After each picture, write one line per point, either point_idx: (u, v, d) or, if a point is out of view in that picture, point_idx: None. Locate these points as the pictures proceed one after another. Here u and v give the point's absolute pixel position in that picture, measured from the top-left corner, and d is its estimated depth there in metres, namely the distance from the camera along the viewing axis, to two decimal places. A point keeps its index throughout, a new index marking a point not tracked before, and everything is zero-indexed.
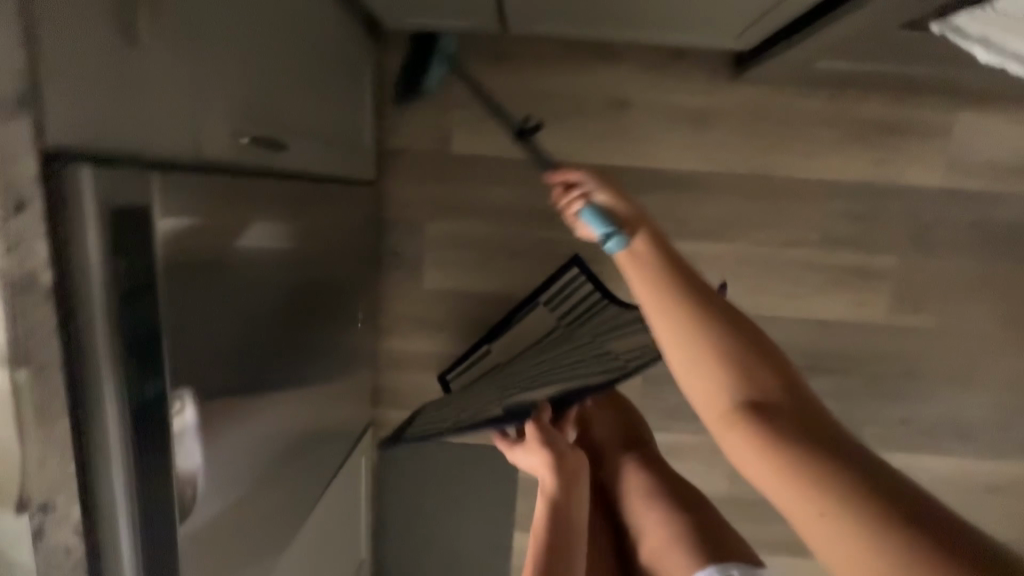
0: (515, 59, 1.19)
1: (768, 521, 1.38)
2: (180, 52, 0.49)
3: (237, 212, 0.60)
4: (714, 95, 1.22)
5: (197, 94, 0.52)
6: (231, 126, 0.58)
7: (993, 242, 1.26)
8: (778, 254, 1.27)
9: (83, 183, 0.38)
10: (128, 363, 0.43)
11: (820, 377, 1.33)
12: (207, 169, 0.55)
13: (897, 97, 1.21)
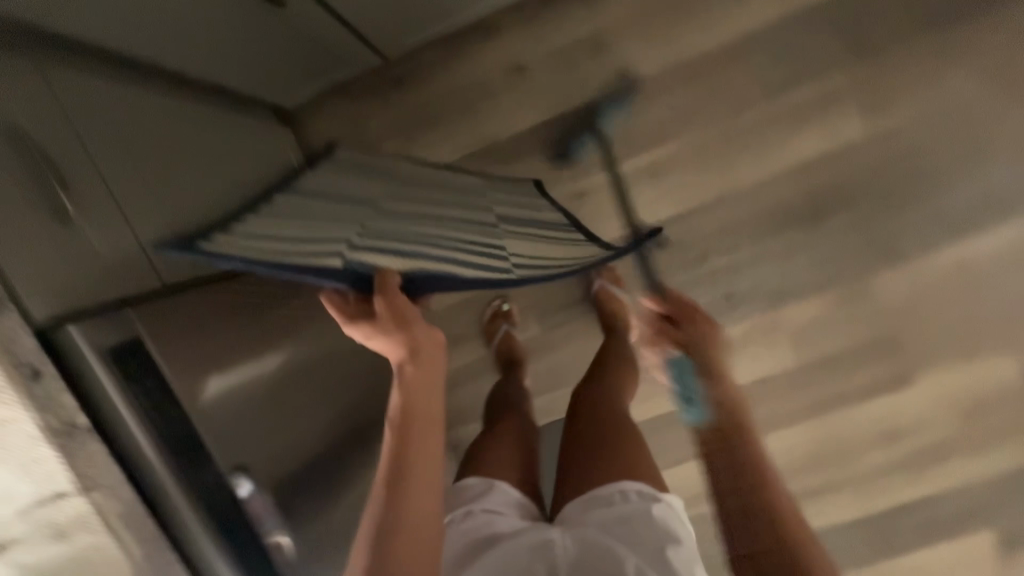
0: (413, 78, 1.27)
1: (847, 371, 1.37)
2: (110, 213, 0.62)
3: (220, 308, 0.71)
4: (597, 17, 1.25)
5: (140, 237, 0.65)
6: (181, 245, 0.70)
7: (942, 11, 1.21)
8: (731, 126, 1.28)
9: (78, 340, 0.54)
10: (173, 459, 0.59)
11: (832, 217, 1.30)
12: (176, 288, 0.67)
13: None
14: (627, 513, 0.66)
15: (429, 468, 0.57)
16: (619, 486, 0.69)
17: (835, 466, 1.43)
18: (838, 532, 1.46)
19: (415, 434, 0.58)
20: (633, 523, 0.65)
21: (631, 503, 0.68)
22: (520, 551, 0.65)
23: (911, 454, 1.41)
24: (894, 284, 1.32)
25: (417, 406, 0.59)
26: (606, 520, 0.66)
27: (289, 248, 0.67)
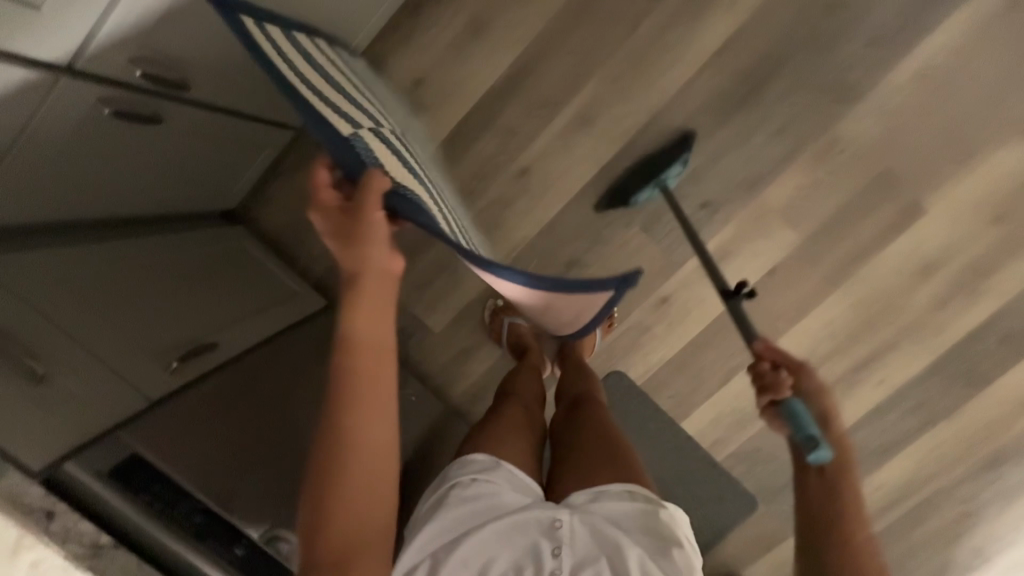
0: None
1: (853, 227, 1.32)
2: (81, 354, 0.69)
3: (203, 406, 0.79)
4: (468, 6, 1.30)
5: (117, 363, 0.72)
6: (159, 359, 0.77)
7: None
8: (635, 44, 1.27)
9: (76, 474, 0.63)
10: (207, 546, 0.68)
11: (769, 87, 1.27)
12: (156, 403, 0.76)
13: None
14: (635, 514, 0.78)
15: (380, 399, 0.57)
16: (630, 487, 0.81)
17: (886, 324, 1.38)
18: (914, 385, 1.41)
19: (365, 365, 0.57)
20: (636, 521, 0.78)
21: (639, 503, 0.79)
22: (530, 526, 0.76)
23: (956, 281, 1.34)
24: (863, 121, 1.27)
25: (368, 332, 0.58)
26: (614, 516, 0.78)
27: (324, 92, 0.66)
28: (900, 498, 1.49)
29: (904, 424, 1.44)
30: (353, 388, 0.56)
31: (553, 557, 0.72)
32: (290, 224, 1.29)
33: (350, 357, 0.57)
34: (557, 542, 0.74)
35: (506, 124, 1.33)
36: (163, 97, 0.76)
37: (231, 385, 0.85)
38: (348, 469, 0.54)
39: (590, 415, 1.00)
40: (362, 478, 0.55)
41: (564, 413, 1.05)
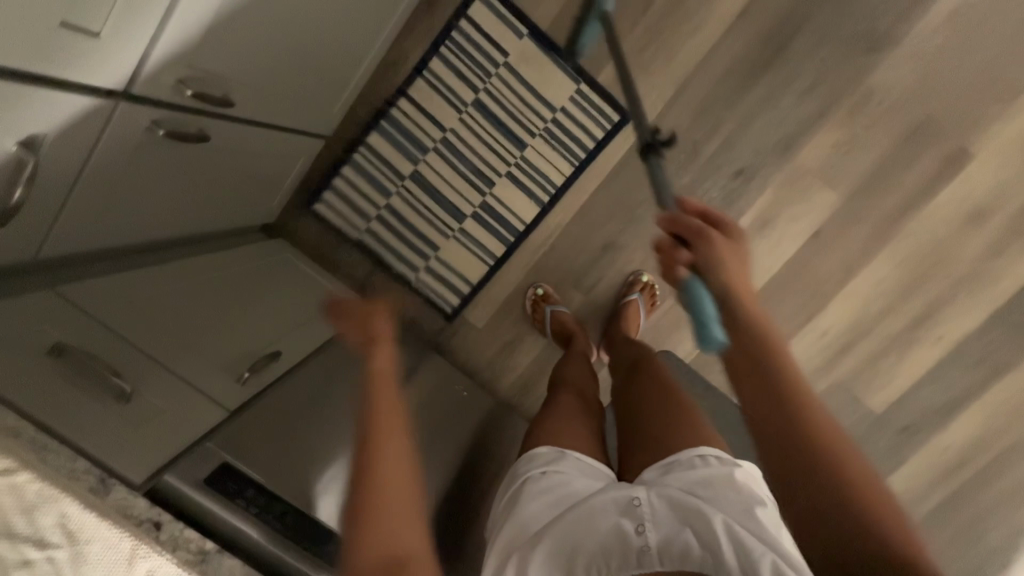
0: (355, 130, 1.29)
1: (898, 182, 1.27)
2: (164, 373, 0.71)
3: (278, 412, 0.80)
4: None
5: (196, 381, 0.74)
6: (230, 373, 0.79)
7: None
8: (658, 13, 1.20)
9: (176, 483, 0.64)
10: (305, 548, 0.67)
11: (797, 44, 1.22)
12: (232, 413, 0.76)
13: None
14: (711, 478, 0.75)
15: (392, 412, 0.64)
16: (698, 451, 0.79)
17: (941, 276, 1.33)
18: (976, 337, 1.37)
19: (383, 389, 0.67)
20: (716, 485, 0.75)
21: (712, 467, 0.77)
22: (608, 506, 0.76)
23: (1011, 224, 1.29)
24: (900, 68, 1.22)
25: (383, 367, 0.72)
26: (690, 484, 0.75)
27: (361, 213, 1.32)
28: (970, 451, 1.46)
29: (968, 377, 1.40)
30: (371, 403, 0.64)
31: (638, 535, 0.72)
32: (326, 235, 1.34)
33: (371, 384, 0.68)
34: (639, 520, 0.73)
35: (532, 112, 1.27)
36: (208, 113, 0.77)
37: (297, 391, 0.85)
38: (372, 463, 0.58)
39: (647, 379, 0.99)
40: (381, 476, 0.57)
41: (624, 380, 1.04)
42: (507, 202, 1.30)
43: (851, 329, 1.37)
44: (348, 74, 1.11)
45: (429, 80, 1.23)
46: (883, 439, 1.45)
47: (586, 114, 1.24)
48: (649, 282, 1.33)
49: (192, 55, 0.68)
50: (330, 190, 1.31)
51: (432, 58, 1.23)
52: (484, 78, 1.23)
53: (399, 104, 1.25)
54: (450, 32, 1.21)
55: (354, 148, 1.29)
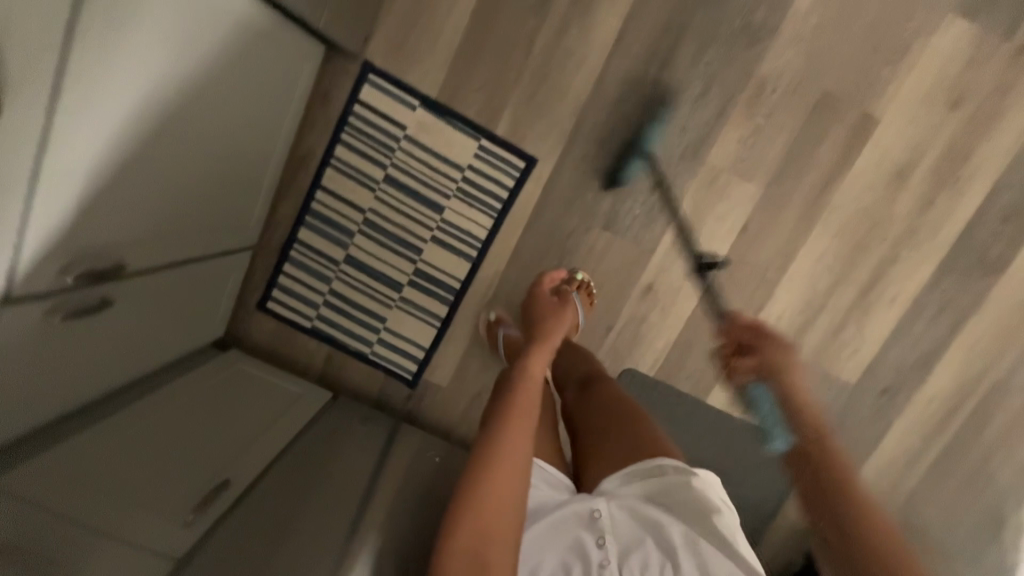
0: (279, 231, 1.33)
1: (811, 161, 1.28)
2: (111, 546, 0.76)
3: (230, 548, 0.84)
4: (397, 73, 1.23)
5: (139, 536, 0.79)
6: (175, 518, 0.84)
7: None
8: (540, 59, 1.23)
9: None
10: None
11: (681, 55, 1.22)
12: (185, 559, 0.79)
13: None
14: (669, 485, 0.78)
15: (522, 436, 0.75)
16: (658, 461, 0.82)
17: (881, 238, 1.32)
18: (933, 289, 1.35)
19: (520, 415, 0.77)
20: (670, 494, 0.78)
21: (667, 475, 0.79)
22: (570, 520, 0.78)
23: (936, 175, 1.28)
24: (787, 53, 1.23)
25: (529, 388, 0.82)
26: (646, 493, 0.79)
27: (303, 305, 1.36)
28: (960, 400, 1.43)
29: (935, 330, 1.37)
30: (516, 417, 0.76)
31: (598, 547, 0.74)
32: (276, 331, 1.38)
33: (510, 405, 0.78)
34: (599, 532, 0.75)
35: (442, 175, 1.28)
36: (110, 281, 0.81)
37: (244, 521, 0.90)
38: (493, 473, 0.70)
39: (614, 389, 1.02)
40: (490, 502, 0.69)
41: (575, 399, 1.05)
42: (440, 263, 1.33)
43: (803, 309, 1.37)
44: (250, 187, 1.14)
45: (338, 168, 1.28)
46: (865, 407, 1.43)
47: (491, 167, 1.28)
48: (585, 280, 1.28)
49: (73, 241, 0.71)
50: (277, 287, 1.34)
51: (334, 148, 1.27)
52: (388, 158, 1.27)
53: (315, 197, 1.30)
54: (345, 121, 1.25)
55: (287, 246, 1.32)
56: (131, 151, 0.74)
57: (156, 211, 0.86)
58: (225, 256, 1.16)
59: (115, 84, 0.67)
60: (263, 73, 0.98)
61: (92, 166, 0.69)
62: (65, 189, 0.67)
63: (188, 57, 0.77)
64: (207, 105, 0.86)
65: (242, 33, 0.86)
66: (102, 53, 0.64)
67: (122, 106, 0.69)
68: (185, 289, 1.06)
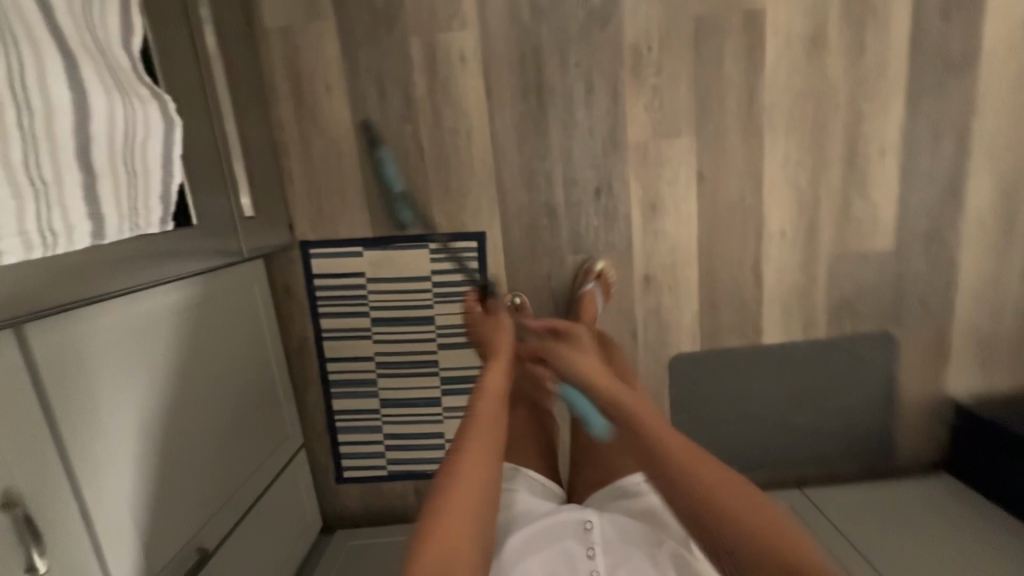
0: (317, 415, 1.43)
1: (725, 84, 1.22)
2: None
3: None
4: (330, 238, 1.31)
5: None
6: None
7: None
8: (436, 153, 1.26)
9: None
10: None
11: (551, 71, 1.21)
12: None
13: (264, 82, 1.22)
14: (652, 508, 0.90)
15: (487, 445, 0.80)
16: (639, 478, 0.94)
17: (836, 107, 1.24)
18: (916, 120, 1.25)
19: (480, 428, 0.82)
20: (654, 511, 0.89)
21: (652, 496, 0.91)
22: (565, 530, 0.87)
23: (851, 22, 1.20)
24: (641, 7, 1.19)
25: (492, 379, 0.91)
26: (633, 511, 0.90)
27: (370, 459, 1.45)
28: (1011, 200, 1.30)
29: (942, 156, 1.27)
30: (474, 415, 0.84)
31: (587, 557, 0.83)
32: (362, 494, 1.47)
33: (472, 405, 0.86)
34: (590, 543, 0.85)
35: (415, 293, 1.34)
36: (205, 563, 0.94)
37: None
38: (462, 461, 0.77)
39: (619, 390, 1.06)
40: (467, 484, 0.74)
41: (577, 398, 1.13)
42: (457, 364, 1.38)
43: (800, 213, 1.30)
44: (272, 402, 1.25)
45: (331, 338, 1.37)
46: (918, 262, 1.33)
47: (450, 262, 1.32)
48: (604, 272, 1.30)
49: (155, 564, 0.84)
50: (343, 457, 1.44)
51: (319, 324, 1.36)
52: (364, 307, 1.35)
53: (327, 371, 1.39)
54: (314, 298, 1.34)
55: (331, 421, 1.42)
56: (158, 470, 0.86)
57: (211, 488, 0.98)
58: (285, 466, 1.28)
59: (118, 443, 0.79)
60: (225, 323, 1.09)
61: (137, 503, 0.82)
62: (124, 539, 0.79)
63: (158, 373, 0.88)
64: (194, 387, 0.97)
65: (186, 315, 0.96)
66: (94, 431, 0.76)
67: (129, 452, 0.81)
68: (272, 519, 1.19)
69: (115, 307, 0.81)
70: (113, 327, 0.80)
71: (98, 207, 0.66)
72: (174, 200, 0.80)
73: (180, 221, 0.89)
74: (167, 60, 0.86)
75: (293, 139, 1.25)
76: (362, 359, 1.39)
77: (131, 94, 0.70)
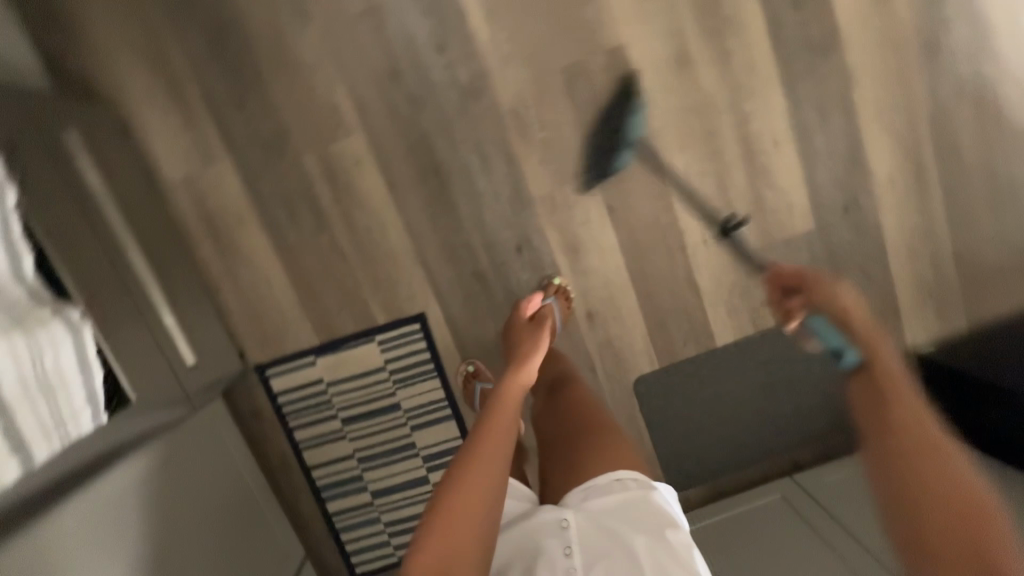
0: (316, 520, 1.46)
1: (609, 120, 1.27)
2: None
3: None
4: (283, 356, 1.36)
5: None
6: None
7: (245, 62, 1.21)
8: (358, 252, 1.31)
9: None
10: None
11: (444, 151, 1.27)
12: None
13: (183, 231, 1.28)
14: (631, 499, 0.79)
15: (497, 456, 0.74)
16: (616, 475, 0.83)
17: (719, 112, 1.28)
18: (798, 105, 1.29)
19: (496, 434, 0.77)
20: (631, 505, 0.79)
21: (629, 490, 0.80)
22: (539, 532, 0.79)
23: (710, 34, 1.25)
24: (509, 73, 1.24)
25: (510, 388, 0.85)
26: (610, 506, 0.79)
27: (376, 548, 1.47)
28: (913, 153, 1.33)
29: (834, 130, 1.31)
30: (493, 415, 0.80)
31: (564, 556, 0.74)
32: None
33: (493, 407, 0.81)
34: (566, 542, 0.76)
35: (375, 384, 1.38)
36: None
37: None
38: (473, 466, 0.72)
39: (589, 406, 1.05)
40: (471, 496, 0.70)
41: (542, 411, 1.10)
42: (434, 440, 1.41)
43: (716, 217, 1.34)
44: (262, 528, 1.29)
45: (307, 444, 1.41)
46: (844, 232, 1.36)
47: (400, 347, 1.36)
48: (563, 285, 1.33)
49: None
50: (350, 554, 1.47)
51: (292, 434, 1.40)
52: (331, 409, 1.39)
53: (313, 477, 1.43)
54: (282, 412, 1.39)
55: (330, 522, 1.46)
56: None
57: None
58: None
59: None
60: (199, 467, 1.13)
61: None
62: None
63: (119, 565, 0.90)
64: (165, 557, 0.99)
65: (153, 478, 1.01)
66: None
67: None
68: None
69: (64, 522, 0.83)
70: (67, 539, 0.83)
71: (18, 437, 0.72)
72: (101, 395, 0.84)
73: (118, 403, 0.93)
74: (72, 257, 0.90)
75: (223, 275, 1.31)
76: (344, 458, 1.42)
77: (32, 322, 0.76)
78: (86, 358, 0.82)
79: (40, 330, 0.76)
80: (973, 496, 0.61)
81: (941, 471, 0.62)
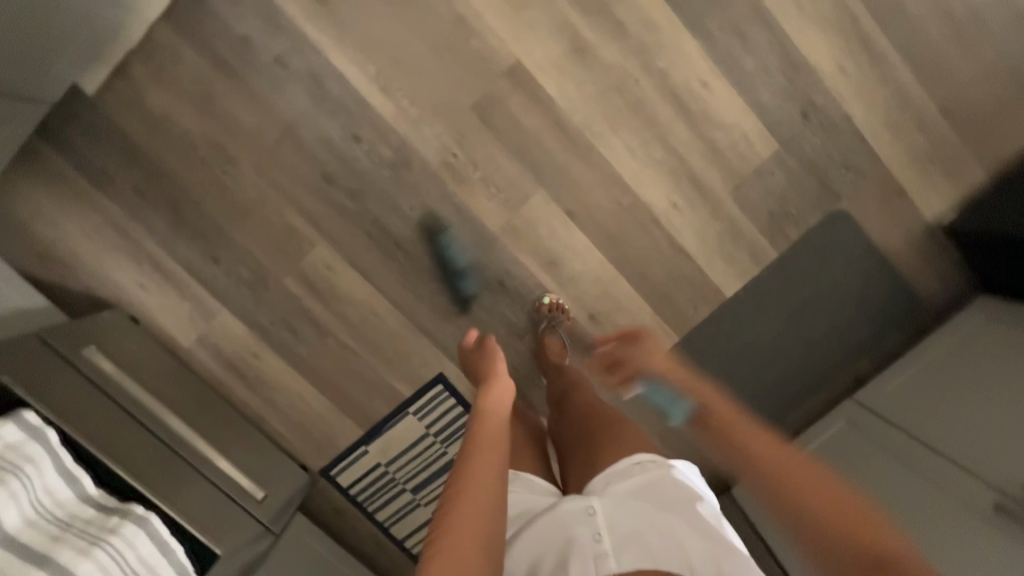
0: None
1: (536, 135, 1.28)
2: None
3: None
4: (340, 455, 1.47)
5: None
6: None
7: (205, 224, 1.32)
8: (363, 344, 1.40)
9: None
10: None
11: (399, 226, 1.32)
12: None
13: (216, 384, 1.41)
14: (652, 480, 0.79)
15: (491, 474, 0.65)
16: (636, 459, 0.82)
17: (637, 83, 1.25)
18: (713, 40, 1.24)
19: (487, 451, 0.68)
20: (653, 485, 0.78)
21: (648, 471, 0.80)
22: (567, 518, 0.74)
23: (597, 15, 1.22)
24: (427, 134, 1.27)
25: (487, 408, 0.77)
26: (632, 488, 0.77)
27: None
28: (854, 32, 1.24)
29: (760, 47, 1.24)
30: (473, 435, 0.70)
31: (597, 540, 0.69)
32: None
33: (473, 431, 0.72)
34: (596, 529, 0.71)
35: (426, 450, 1.46)
36: None
37: None
38: (472, 491, 0.61)
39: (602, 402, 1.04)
40: (481, 518, 0.59)
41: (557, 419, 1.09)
42: None
43: (676, 179, 1.31)
44: None
45: (390, 521, 1.51)
46: (814, 140, 1.29)
47: (434, 410, 1.43)
48: (555, 301, 1.34)
49: None
50: None
51: (374, 518, 1.51)
52: (398, 484, 1.48)
53: (407, 547, 1.53)
54: (358, 503, 1.50)
55: None
56: None
57: None
58: None
59: None
60: None
61: None
62: None
63: None
64: None
65: None
66: None
67: None
68: None
69: None
70: None
71: None
72: (190, 561, 1.01)
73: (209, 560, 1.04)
74: (130, 456, 1.03)
75: (263, 406, 1.43)
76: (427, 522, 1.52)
77: (107, 536, 0.88)
78: (165, 538, 0.97)
79: (116, 536, 0.90)
80: (822, 485, 0.56)
81: (789, 466, 0.58)
